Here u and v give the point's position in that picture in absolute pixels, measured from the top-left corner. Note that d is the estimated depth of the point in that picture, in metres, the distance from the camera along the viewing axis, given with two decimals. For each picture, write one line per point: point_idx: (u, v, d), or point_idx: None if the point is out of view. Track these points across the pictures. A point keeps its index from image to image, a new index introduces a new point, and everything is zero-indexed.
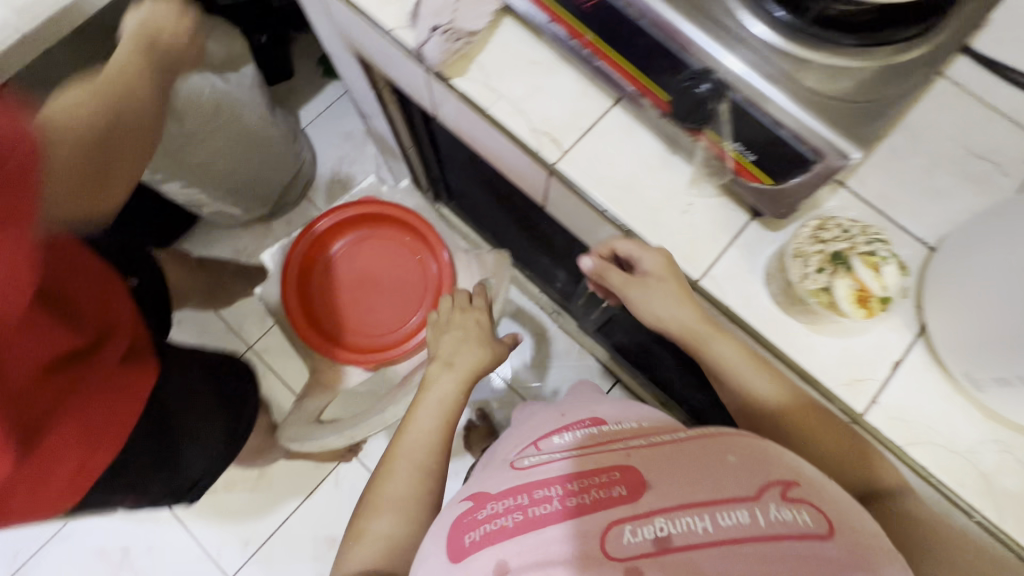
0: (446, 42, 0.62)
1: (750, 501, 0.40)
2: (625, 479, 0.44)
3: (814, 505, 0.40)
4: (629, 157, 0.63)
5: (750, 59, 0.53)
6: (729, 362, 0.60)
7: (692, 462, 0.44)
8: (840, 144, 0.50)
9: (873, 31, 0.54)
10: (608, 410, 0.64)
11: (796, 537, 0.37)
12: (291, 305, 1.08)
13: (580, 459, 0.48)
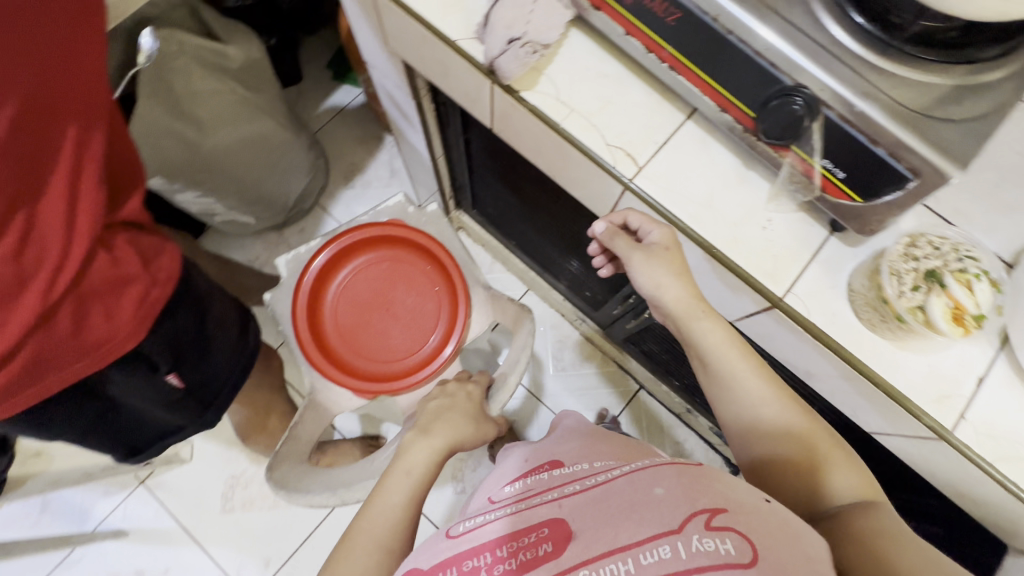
0: (524, 55, 0.61)
1: (673, 537, 0.38)
2: (554, 532, 0.42)
3: (739, 533, 0.38)
4: (705, 172, 0.63)
5: (842, 74, 0.52)
6: (717, 343, 0.63)
7: (622, 497, 0.42)
8: (940, 163, 0.49)
9: (956, 47, 0.52)
10: (570, 449, 0.59)
11: (718, 568, 0.35)
12: (299, 325, 1.00)
13: (517, 516, 0.45)
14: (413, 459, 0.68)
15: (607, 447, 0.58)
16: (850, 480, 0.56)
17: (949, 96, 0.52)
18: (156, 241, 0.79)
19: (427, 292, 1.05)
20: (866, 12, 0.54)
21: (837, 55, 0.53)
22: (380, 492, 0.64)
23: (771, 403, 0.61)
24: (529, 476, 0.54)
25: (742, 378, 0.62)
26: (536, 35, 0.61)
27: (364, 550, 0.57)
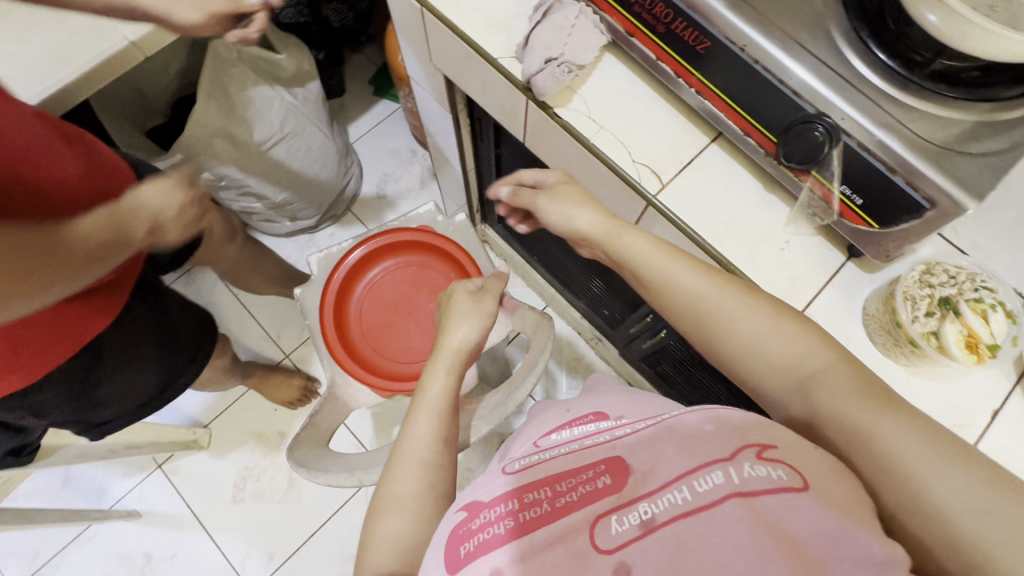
0: (559, 73, 0.65)
1: (725, 464, 0.39)
2: (610, 469, 0.43)
3: (790, 466, 0.39)
4: (725, 192, 0.65)
5: (863, 106, 0.55)
6: (638, 249, 0.61)
7: (679, 430, 0.44)
8: (955, 194, 0.51)
9: (975, 86, 0.55)
10: (611, 400, 0.64)
11: (771, 492, 0.37)
12: (326, 320, 1.04)
13: (576, 455, 0.47)
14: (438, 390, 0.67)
15: (649, 401, 0.62)
16: (808, 346, 0.51)
17: (968, 132, 0.54)
18: (66, 322, 0.76)
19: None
20: (889, 49, 0.56)
21: (859, 88, 0.56)
22: (410, 425, 0.65)
23: (713, 292, 0.55)
24: (578, 425, 0.57)
25: (680, 271, 0.57)
26: (572, 57, 0.66)
27: (410, 472, 0.61)
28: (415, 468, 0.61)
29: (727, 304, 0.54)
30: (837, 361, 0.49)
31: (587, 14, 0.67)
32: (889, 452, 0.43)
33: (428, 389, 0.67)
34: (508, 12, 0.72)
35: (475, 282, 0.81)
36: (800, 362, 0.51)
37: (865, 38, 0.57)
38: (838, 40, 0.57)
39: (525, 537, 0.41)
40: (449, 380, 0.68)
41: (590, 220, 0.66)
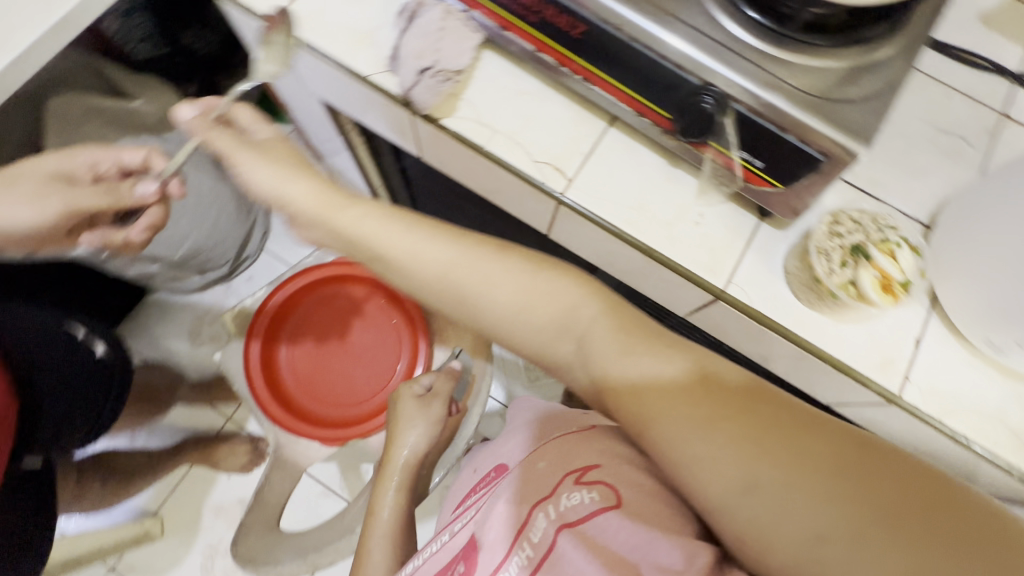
0: (435, 84, 0.61)
1: (546, 507, 0.53)
2: (467, 554, 0.56)
3: (605, 485, 0.53)
4: (633, 175, 0.63)
5: (746, 69, 0.54)
6: (376, 229, 0.55)
7: (519, 486, 0.58)
8: (846, 143, 0.51)
9: (843, 31, 0.54)
10: (503, 448, 0.76)
11: (585, 514, 0.50)
12: (256, 381, 0.97)
13: (447, 547, 0.61)
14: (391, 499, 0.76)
15: (519, 433, 0.76)
16: (572, 301, 0.52)
17: (845, 78, 0.54)
18: None
19: (384, 326, 1.03)
20: (759, 6, 0.55)
21: (739, 51, 0.54)
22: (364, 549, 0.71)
23: (457, 264, 0.52)
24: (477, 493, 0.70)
25: (418, 243, 0.53)
26: (449, 65, 0.62)
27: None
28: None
29: (477, 273, 0.52)
30: (602, 311, 0.52)
31: (454, 14, 0.62)
32: (721, 435, 0.43)
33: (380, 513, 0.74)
34: (371, 24, 0.66)
35: (422, 384, 0.88)
36: (569, 324, 0.52)
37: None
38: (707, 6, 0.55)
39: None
40: (399, 495, 0.77)
41: (305, 192, 0.61)
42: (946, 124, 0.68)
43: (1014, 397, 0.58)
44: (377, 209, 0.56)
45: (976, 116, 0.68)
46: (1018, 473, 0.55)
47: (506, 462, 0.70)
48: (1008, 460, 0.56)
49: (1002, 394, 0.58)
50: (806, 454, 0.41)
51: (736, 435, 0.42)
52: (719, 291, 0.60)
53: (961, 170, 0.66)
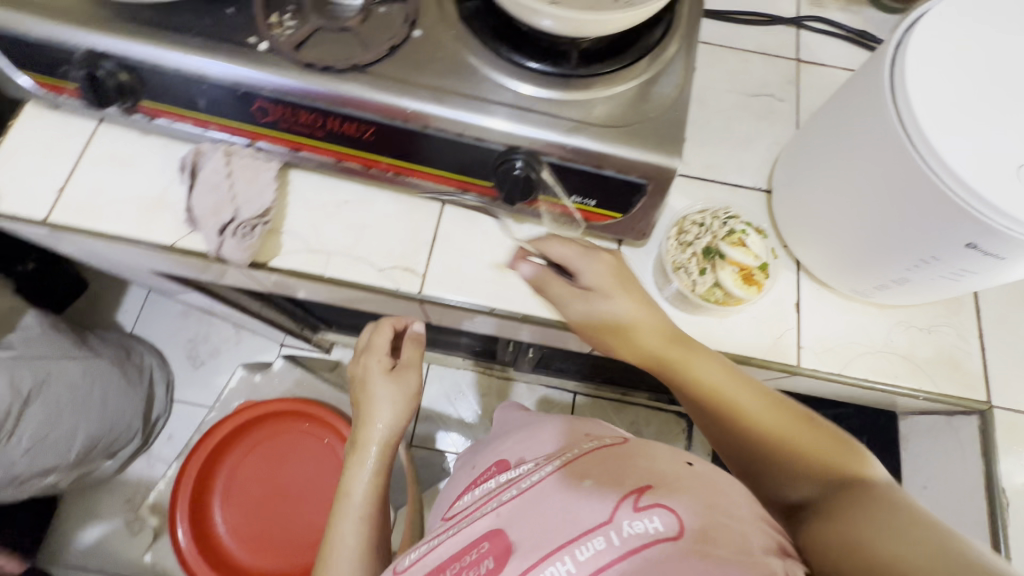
0: (241, 240, 0.55)
1: (606, 528, 0.39)
2: (495, 547, 0.44)
3: (666, 506, 0.39)
4: (483, 246, 0.61)
5: (542, 120, 0.52)
6: (596, 281, 0.51)
7: (551, 501, 0.43)
8: (656, 162, 0.51)
9: (617, 51, 0.55)
10: (513, 443, 0.62)
11: (647, 546, 0.37)
12: (194, 563, 0.89)
13: (461, 532, 0.48)
14: (359, 490, 0.62)
15: (542, 425, 0.62)
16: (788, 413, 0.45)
17: (636, 95, 0.55)
18: None
19: (321, 449, 0.97)
20: (536, 54, 0.54)
21: (530, 104, 0.53)
22: (329, 561, 0.59)
23: (638, 327, 0.50)
24: (483, 482, 0.57)
25: (631, 310, 0.50)
26: (253, 211, 0.56)
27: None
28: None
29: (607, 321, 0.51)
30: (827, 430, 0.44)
31: (242, 153, 0.58)
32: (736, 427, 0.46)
33: (338, 537, 0.60)
34: (160, 185, 0.61)
35: (382, 359, 0.67)
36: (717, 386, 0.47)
37: (509, 54, 0.53)
38: (484, 71, 0.54)
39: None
40: (370, 497, 0.63)
41: (594, 271, 0.51)
42: (750, 87, 0.70)
43: (896, 325, 0.60)
44: (627, 301, 0.50)
45: (773, 70, 0.71)
46: (923, 394, 0.58)
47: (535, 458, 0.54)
48: (911, 386, 0.59)
49: (885, 327, 0.60)
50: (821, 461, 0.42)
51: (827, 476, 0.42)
52: None
53: (782, 126, 0.68)
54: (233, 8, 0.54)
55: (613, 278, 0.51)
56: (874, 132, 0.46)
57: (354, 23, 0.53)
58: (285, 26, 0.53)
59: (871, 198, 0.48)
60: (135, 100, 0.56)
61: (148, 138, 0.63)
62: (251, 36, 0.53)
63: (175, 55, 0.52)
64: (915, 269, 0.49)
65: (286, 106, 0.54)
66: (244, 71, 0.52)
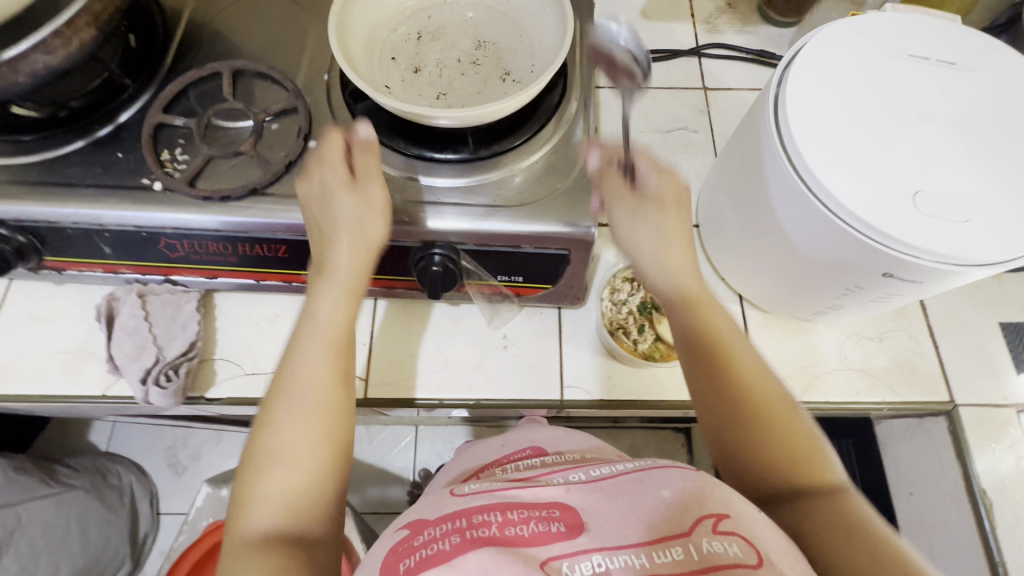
0: (163, 385, 0.53)
1: (683, 539, 0.33)
2: (565, 516, 0.35)
3: (743, 537, 0.33)
4: (423, 336, 0.60)
5: (451, 208, 0.51)
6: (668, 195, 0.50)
7: (629, 495, 0.36)
8: (572, 231, 0.50)
9: (516, 126, 0.55)
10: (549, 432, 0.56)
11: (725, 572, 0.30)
12: None
13: (526, 487, 0.38)
14: (323, 317, 0.48)
15: (582, 435, 0.57)
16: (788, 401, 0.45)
17: (544, 165, 0.54)
18: None
19: None
20: (435, 146, 0.53)
21: (437, 196, 0.52)
22: (276, 408, 0.45)
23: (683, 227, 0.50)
24: (519, 456, 0.51)
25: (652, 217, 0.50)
26: (178, 350, 0.54)
27: (267, 507, 0.41)
28: (283, 465, 0.43)
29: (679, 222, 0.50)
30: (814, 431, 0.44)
31: (159, 290, 0.56)
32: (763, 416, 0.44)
33: (298, 362, 0.47)
34: (82, 334, 0.59)
35: (347, 205, 0.48)
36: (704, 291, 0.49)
37: (409, 150, 0.53)
38: (386, 171, 0.53)
39: (468, 561, 0.32)
40: (324, 345, 0.47)
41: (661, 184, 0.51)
42: (662, 124, 0.71)
43: (848, 338, 0.60)
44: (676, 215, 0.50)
45: (682, 103, 0.72)
46: (887, 405, 0.57)
47: (586, 454, 0.49)
48: (875, 399, 0.58)
49: (838, 342, 0.60)
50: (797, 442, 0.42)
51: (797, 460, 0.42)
52: (560, 402, 0.57)
53: (701, 157, 0.69)
54: (121, 153, 0.53)
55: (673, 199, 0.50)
56: (772, 172, 0.46)
57: (246, 145, 0.52)
58: (177, 162, 0.52)
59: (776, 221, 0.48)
60: (38, 256, 0.55)
61: (60, 286, 0.60)
62: (143, 178, 0.52)
63: (67, 211, 0.51)
64: (845, 296, 0.49)
65: (193, 239, 0.53)
66: (141, 215, 0.51)
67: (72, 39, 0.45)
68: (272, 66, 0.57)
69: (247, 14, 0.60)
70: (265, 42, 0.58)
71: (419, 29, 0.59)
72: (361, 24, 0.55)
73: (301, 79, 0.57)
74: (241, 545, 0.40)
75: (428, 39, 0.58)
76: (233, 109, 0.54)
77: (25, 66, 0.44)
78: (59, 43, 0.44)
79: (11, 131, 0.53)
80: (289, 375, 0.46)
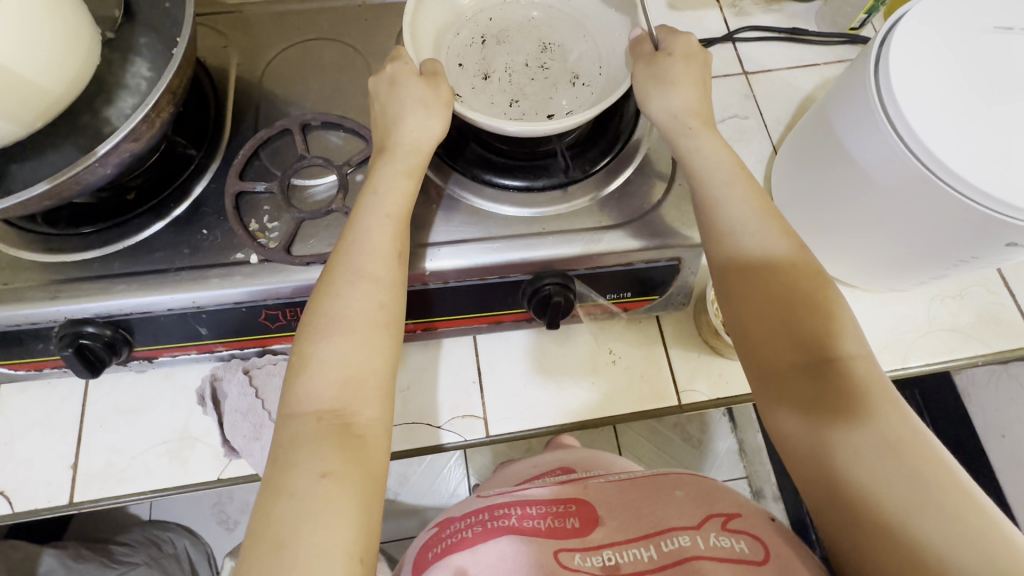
0: None
1: (692, 532, 0.40)
2: (580, 511, 0.43)
3: (748, 534, 0.40)
4: (530, 363, 0.59)
5: (559, 236, 0.51)
6: (695, 66, 0.51)
7: (646, 505, 0.43)
8: (683, 242, 0.51)
9: (598, 141, 0.55)
10: (581, 454, 0.60)
11: (731, 564, 0.38)
12: None
13: (547, 486, 0.46)
14: (384, 190, 0.46)
15: (616, 460, 0.60)
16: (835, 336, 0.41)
17: (636, 177, 0.54)
18: None
19: None
20: (527, 174, 0.53)
21: (541, 225, 0.51)
22: (334, 277, 0.44)
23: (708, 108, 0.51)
24: (547, 474, 0.56)
25: (678, 82, 0.50)
26: None
27: (322, 373, 0.40)
28: (340, 330, 0.42)
29: (701, 91, 0.51)
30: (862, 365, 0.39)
31: (260, 363, 0.54)
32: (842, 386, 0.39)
33: (362, 235, 0.45)
34: (180, 420, 0.56)
35: (414, 133, 0.48)
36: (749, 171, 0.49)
37: (503, 181, 0.52)
38: (484, 206, 0.52)
39: (491, 549, 0.40)
40: (386, 226, 0.45)
41: (681, 40, 0.51)
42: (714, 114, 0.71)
43: (931, 299, 0.62)
44: (700, 89, 0.51)
45: (727, 90, 0.72)
46: (980, 357, 0.60)
47: (610, 469, 0.54)
48: (967, 354, 0.60)
49: (923, 306, 0.62)
50: (839, 385, 0.39)
51: (839, 402, 0.38)
52: (677, 407, 0.58)
53: (758, 143, 0.70)
54: (206, 229, 0.50)
55: (687, 55, 0.51)
56: (877, 141, 0.48)
57: (337, 202, 0.50)
58: (269, 230, 0.50)
59: (888, 189, 0.49)
60: (129, 348, 0.52)
61: (143, 373, 0.57)
62: (237, 252, 0.49)
63: (162, 299, 0.48)
64: (955, 267, 0.52)
65: (296, 306, 0.51)
66: (244, 290, 0.49)
67: (155, 122, 0.43)
68: (339, 114, 0.55)
69: (297, 63, 0.58)
70: (326, 91, 0.56)
71: (483, 32, 0.56)
72: (427, 33, 0.52)
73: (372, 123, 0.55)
74: (295, 418, 0.40)
75: (494, 43, 0.55)
76: (312, 164, 0.52)
77: (113, 157, 0.42)
78: (145, 128, 0.42)
79: (78, 225, 0.50)
80: (349, 251, 0.44)
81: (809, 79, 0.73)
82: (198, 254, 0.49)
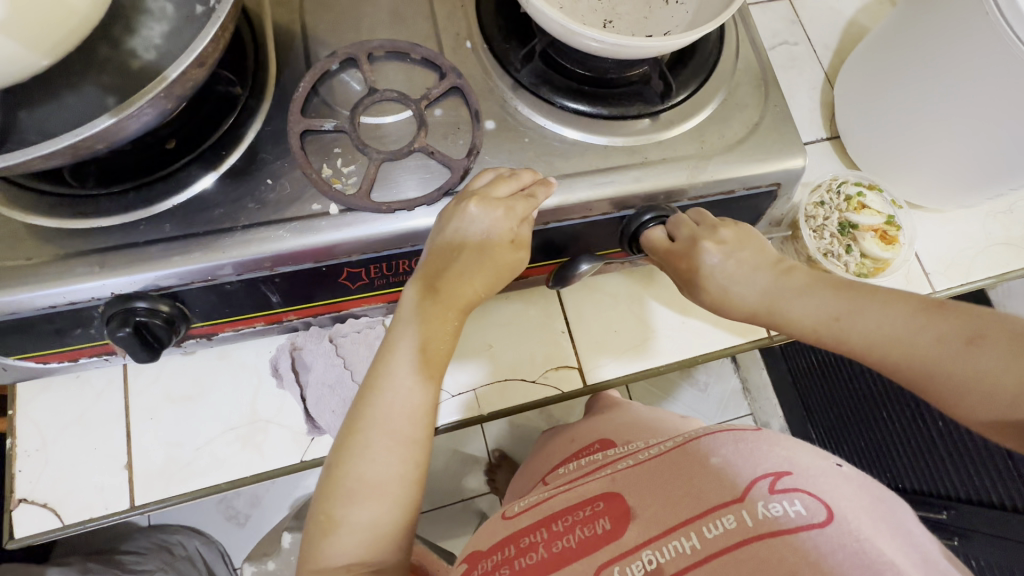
0: None
1: (735, 506, 0.35)
2: (609, 508, 0.40)
3: (803, 492, 0.35)
4: (618, 309, 0.57)
5: (662, 165, 0.47)
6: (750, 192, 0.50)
7: (682, 484, 0.39)
8: (788, 165, 0.49)
9: (686, 64, 0.51)
10: (619, 418, 0.56)
11: (787, 535, 0.33)
12: None
13: (569, 491, 0.43)
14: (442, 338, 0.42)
15: (657, 419, 0.55)
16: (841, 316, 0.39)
17: (730, 99, 0.51)
18: None
19: None
20: (619, 101, 0.49)
21: (642, 154, 0.48)
22: (359, 436, 0.41)
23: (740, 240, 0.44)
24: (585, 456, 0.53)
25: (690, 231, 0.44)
26: None
27: (353, 536, 0.40)
28: (373, 495, 0.40)
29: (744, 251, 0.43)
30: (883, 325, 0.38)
31: (345, 331, 0.51)
32: (997, 346, 0.34)
33: (395, 389, 0.41)
34: (247, 402, 0.50)
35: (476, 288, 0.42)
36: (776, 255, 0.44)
37: (598, 110, 0.48)
38: (579, 137, 0.48)
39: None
40: (422, 364, 0.42)
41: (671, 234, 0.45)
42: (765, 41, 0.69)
43: (985, 215, 0.64)
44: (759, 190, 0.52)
45: (776, 15, 0.70)
46: None
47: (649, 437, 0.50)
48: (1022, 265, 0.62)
49: (979, 222, 0.64)
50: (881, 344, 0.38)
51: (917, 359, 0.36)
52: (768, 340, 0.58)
53: (810, 70, 0.68)
54: (271, 178, 0.43)
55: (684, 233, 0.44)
56: (998, 63, 0.45)
57: (421, 139, 0.44)
58: (345, 175, 0.44)
59: (988, 97, 0.47)
60: (186, 325, 0.45)
61: (191, 356, 0.50)
62: (313, 203, 0.43)
63: (226, 263, 0.41)
64: None
65: (382, 262, 0.45)
66: (327, 244, 0.42)
67: (220, 43, 0.35)
68: (404, 41, 0.48)
69: None
70: (381, 16, 0.49)
71: None
72: None
73: (442, 51, 0.49)
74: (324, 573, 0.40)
75: None
76: (383, 99, 0.45)
77: (179, 88, 0.34)
78: (212, 49, 0.34)
79: (109, 183, 0.42)
80: (383, 402, 0.41)
81: (849, 3, 0.72)
82: (264, 207, 0.43)
